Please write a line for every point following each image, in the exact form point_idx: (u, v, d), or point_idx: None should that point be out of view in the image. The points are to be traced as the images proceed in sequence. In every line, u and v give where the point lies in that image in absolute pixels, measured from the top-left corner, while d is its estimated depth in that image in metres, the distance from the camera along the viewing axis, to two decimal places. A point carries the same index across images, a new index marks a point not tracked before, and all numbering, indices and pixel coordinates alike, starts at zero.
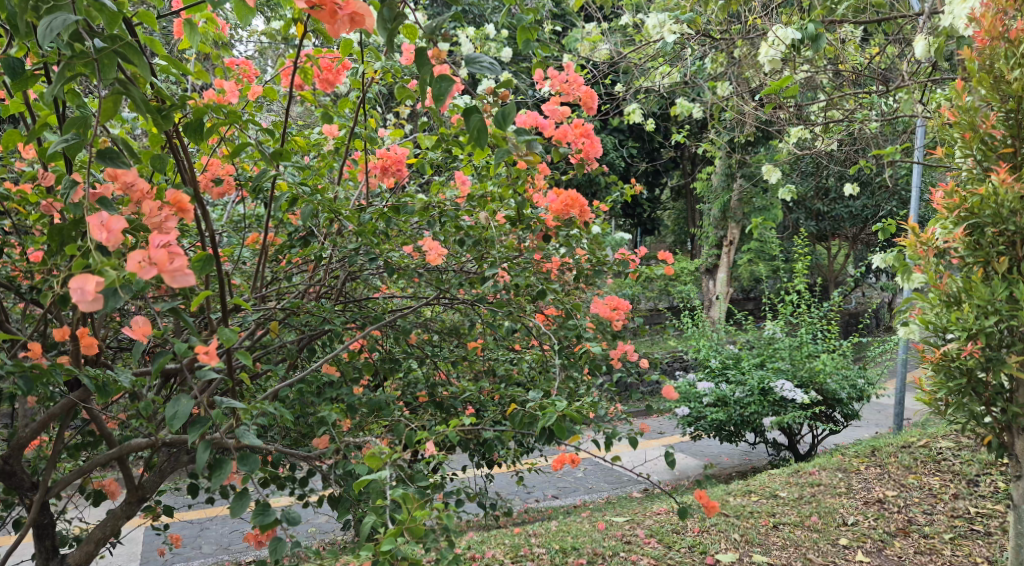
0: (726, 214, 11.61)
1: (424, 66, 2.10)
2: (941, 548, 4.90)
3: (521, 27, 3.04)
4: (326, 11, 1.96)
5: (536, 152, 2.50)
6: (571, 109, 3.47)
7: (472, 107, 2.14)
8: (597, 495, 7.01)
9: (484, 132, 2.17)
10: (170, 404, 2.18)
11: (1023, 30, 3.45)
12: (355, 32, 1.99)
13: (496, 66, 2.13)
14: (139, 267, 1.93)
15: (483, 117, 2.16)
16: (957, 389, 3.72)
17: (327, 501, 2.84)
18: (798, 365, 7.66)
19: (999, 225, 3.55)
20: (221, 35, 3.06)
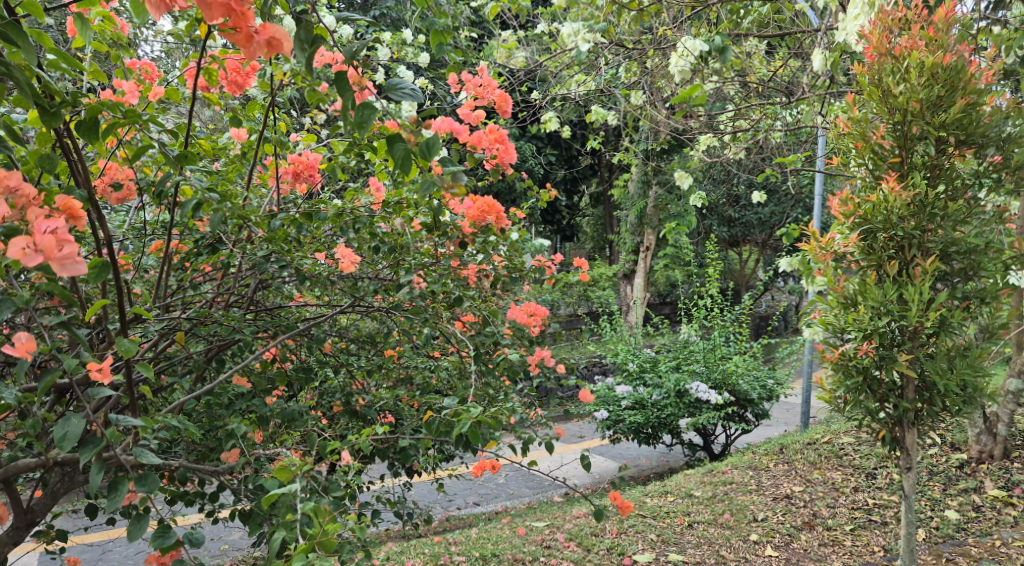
0: (642, 221, 11.89)
1: (348, 91, 2.17)
2: (842, 540, 5.12)
3: (433, 31, 3.09)
4: (242, 36, 2.08)
5: (461, 183, 2.62)
6: (484, 115, 3.48)
7: (396, 136, 2.26)
8: (518, 500, 7.06)
9: (409, 159, 2.28)
10: (59, 425, 2.17)
11: (907, 47, 3.66)
12: (272, 54, 2.10)
13: (416, 93, 2.26)
14: (23, 254, 1.98)
15: (407, 145, 2.28)
16: (855, 387, 3.89)
17: (237, 517, 2.80)
18: (712, 367, 7.88)
19: (889, 230, 3.74)
20: (119, 34, 3.00)
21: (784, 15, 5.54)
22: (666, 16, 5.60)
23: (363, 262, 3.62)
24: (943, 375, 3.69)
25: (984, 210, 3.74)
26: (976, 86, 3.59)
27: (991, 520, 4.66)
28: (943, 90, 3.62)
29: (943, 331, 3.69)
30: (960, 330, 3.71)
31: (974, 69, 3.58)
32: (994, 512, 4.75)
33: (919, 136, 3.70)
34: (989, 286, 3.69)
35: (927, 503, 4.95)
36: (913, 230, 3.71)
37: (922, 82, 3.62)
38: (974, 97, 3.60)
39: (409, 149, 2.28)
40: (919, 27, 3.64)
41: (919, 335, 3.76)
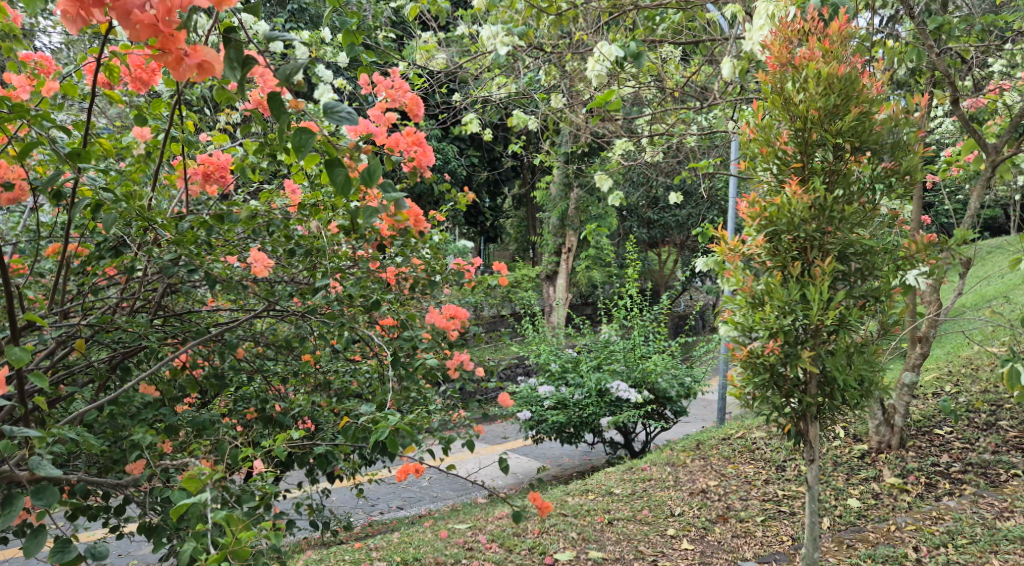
0: (564, 223, 12.01)
1: (284, 114, 2.25)
2: (754, 530, 5.30)
3: (346, 31, 3.08)
4: (173, 58, 2.14)
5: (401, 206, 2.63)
6: (398, 116, 3.52)
7: (335, 162, 2.35)
8: (442, 503, 7.08)
9: (349, 183, 2.38)
10: None
11: (805, 57, 3.83)
12: (203, 77, 2.16)
13: (352, 116, 2.40)
14: None
15: (346, 170, 2.37)
16: (762, 384, 4.03)
17: (141, 531, 2.74)
18: (632, 366, 8.03)
19: (792, 232, 3.88)
20: (11, 27, 2.88)
21: (697, 23, 5.70)
22: (584, 23, 5.69)
23: (277, 266, 3.58)
24: (842, 371, 3.86)
25: (878, 214, 3.93)
26: (868, 96, 3.79)
27: (888, 506, 4.90)
28: (839, 99, 3.80)
29: (842, 328, 3.87)
30: (858, 327, 3.89)
31: (865, 80, 3.78)
32: (891, 499, 4.99)
33: (818, 143, 3.86)
34: (882, 285, 3.90)
35: (830, 492, 5.16)
36: (814, 232, 3.85)
37: (820, 91, 3.79)
38: (866, 106, 3.79)
39: (348, 173, 2.38)
40: (817, 39, 3.81)
41: (820, 333, 3.93)
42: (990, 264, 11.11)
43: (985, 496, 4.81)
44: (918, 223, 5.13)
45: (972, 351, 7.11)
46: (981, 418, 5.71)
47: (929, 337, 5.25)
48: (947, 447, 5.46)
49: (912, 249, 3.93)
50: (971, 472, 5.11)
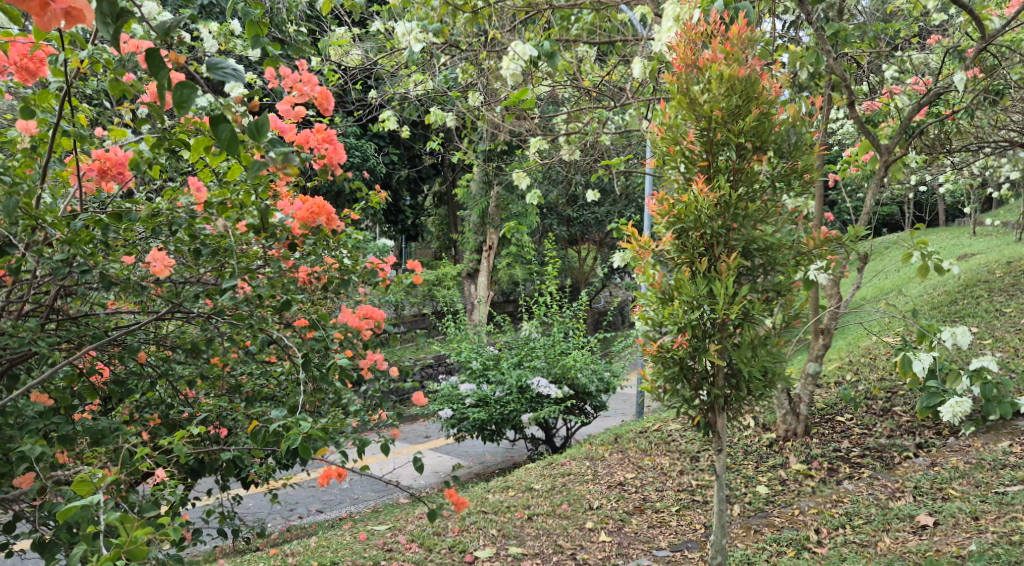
0: (485, 220, 12.00)
1: (161, 70, 2.16)
2: (669, 520, 5.42)
3: (248, 22, 3.01)
4: (36, 3, 1.92)
5: (293, 163, 2.52)
6: (306, 110, 3.45)
7: (219, 117, 2.23)
8: (363, 505, 7.01)
9: (235, 140, 2.25)
10: None
11: (709, 60, 3.94)
12: (72, 25, 1.95)
13: (235, 71, 2.49)
14: None
15: (232, 126, 2.25)
16: (672, 377, 4.13)
17: (31, 547, 2.58)
18: (552, 362, 8.11)
19: (699, 229, 3.97)
20: None
21: (612, 23, 5.75)
22: (499, 21, 5.71)
23: (182, 266, 3.45)
24: (746, 362, 3.99)
25: (778, 211, 4.05)
26: (767, 98, 3.92)
27: (794, 492, 5.08)
28: (741, 100, 3.92)
29: (746, 322, 3.99)
30: (761, 320, 4.02)
31: (765, 83, 3.92)
32: (797, 484, 5.17)
33: (722, 142, 3.96)
34: (783, 279, 4.03)
35: (740, 480, 5.32)
36: (719, 228, 3.96)
37: (723, 92, 3.89)
38: (766, 107, 3.93)
39: (234, 130, 2.26)
40: (720, 41, 3.91)
41: (726, 326, 4.03)
42: (889, 259, 11.61)
43: (881, 478, 5.02)
44: (819, 219, 5.32)
45: (871, 341, 7.41)
46: (878, 404, 5.95)
47: (830, 329, 5.46)
48: (848, 433, 5.68)
49: (810, 245, 4.04)
50: (869, 456, 5.33)
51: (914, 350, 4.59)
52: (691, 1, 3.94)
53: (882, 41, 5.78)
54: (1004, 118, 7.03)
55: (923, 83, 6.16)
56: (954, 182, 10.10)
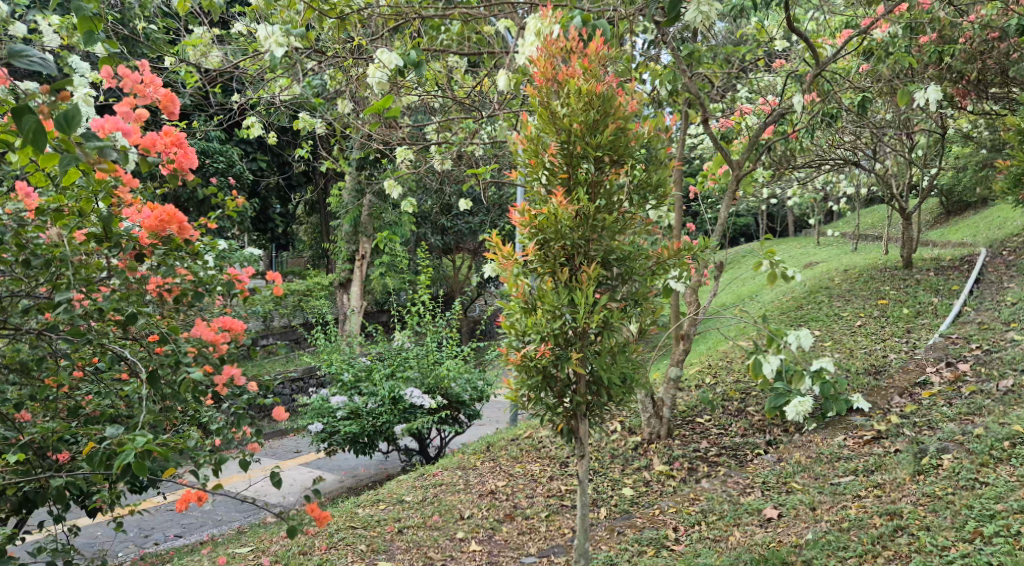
0: (357, 229, 11.80)
1: None
2: (538, 526, 5.49)
3: (81, 18, 2.88)
4: None
5: (107, 157, 2.66)
6: (149, 113, 3.34)
7: (24, 110, 2.42)
8: (226, 526, 6.75)
9: (40, 131, 2.44)
10: None
11: (568, 74, 4.03)
12: None
13: (45, 62, 2.44)
14: None
15: (37, 118, 2.44)
16: (536, 385, 4.14)
17: None
18: (425, 372, 8.04)
19: (560, 240, 4.05)
20: None
21: (481, 35, 5.77)
22: (365, 29, 5.64)
23: (8, 279, 3.23)
24: (606, 369, 4.10)
25: (636, 222, 4.19)
26: (623, 113, 4.05)
27: (656, 492, 5.25)
28: (598, 115, 4.03)
29: (606, 331, 4.09)
30: (620, 328, 4.13)
31: (621, 98, 4.04)
32: (659, 485, 5.34)
33: (582, 155, 4.06)
34: (641, 288, 4.18)
35: (607, 483, 5.45)
36: (579, 239, 4.06)
37: (581, 107, 4.00)
38: (623, 122, 4.05)
39: (41, 121, 2.45)
40: (576, 56, 4.01)
41: (587, 334, 4.12)
42: (743, 266, 12.20)
43: (734, 475, 5.26)
44: (679, 229, 5.51)
45: (728, 346, 7.76)
46: (733, 405, 6.23)
47: (689, 335, 5.71)
48: (706, 433, 5.91)
49: (665, 255, 4.22)
50: (725, 454, 5.57)
51: (764, 353, 4.87)
52: (551, 16, 4.02)
53: (733, 62, 6.08)
54: (840, 137, 7.54)
55: (770, 103, 6.52)
56: (799, 196, 10.74)
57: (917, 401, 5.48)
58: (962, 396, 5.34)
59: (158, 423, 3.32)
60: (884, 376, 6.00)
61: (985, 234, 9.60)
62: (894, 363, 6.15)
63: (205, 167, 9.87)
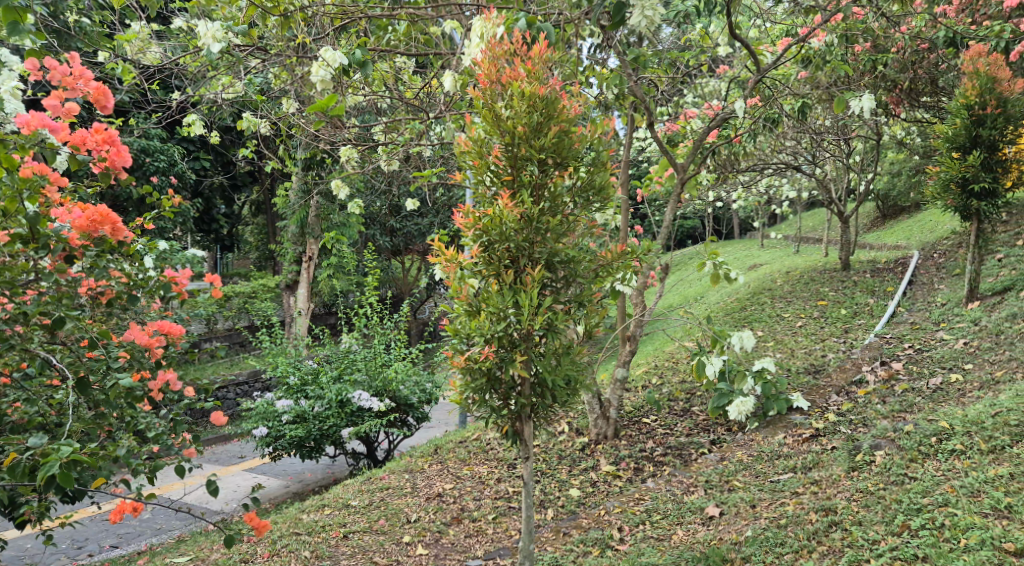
0: (304, 230, 11.64)
1: None
2: (485, 528, 5.49)
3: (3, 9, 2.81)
4: None
5: None
6: (78, 106, 3.28)
7: None
8: (166, 535, 6.62)
9: None
10: None
11: (511, 76, 4.05)
12: None
13: None
14: None
15: None
16: (480, 387, 4.14)
17: None
18: (373, 375, 7.97)
19: (504, 242, 4.06)
20: None
21: (428, 36, 5.74)
22: (310, 27, 5.56)
23: None
24: (551, 371, 4.14)
25: (580, 225, 4.22)
26: (567, 116, 4.08)
27: (603, 492, 5.29)
28: (541, 117, 4.05)
29: (550, 333, 4.11)
30: (564, 330, 4.16)
31: (564, 101, 4.07)
32: (606, 485, 5.39)
33: (526, 158, 4.07)
34: (584, 291, 4.22)
35: (554, 484, 5.47)
36: (522, 242, 4.07)
37: (525, 109, 4.02)
38: (565, 125, 4.08)
39: None
40: (519, 58, 4.03)
41: (531, 337, 4.14)
42: (688, 268, 12.37)
43: (678, 474, 5.33)
44: (625, 231, 5.55)
45: (674, 347, 7.86)
46: (679, 405, 6.31)
47: (636, 336, 5.77)
48: (652, 433, 5.97)
49: (609, 258, 4.26)
50: (670, 454, 5.63)
51: (707, 355, 4.95)
52: (494, 18, 4.05)
53: (678, 66, 6.16)
54: (782, 141, 7.69)
55: (714, 108, 6.63)
56: (744, 199, 10.92)
57: (854, 399, 5.63)
58: (895, 394, 5.48)
59: (90, 432, 3.33)
60: (822, 375, 6.14)
61: (919, 236, 9.89)
62: (832, 362, 6.29)
63: (146, 166, 9.63)
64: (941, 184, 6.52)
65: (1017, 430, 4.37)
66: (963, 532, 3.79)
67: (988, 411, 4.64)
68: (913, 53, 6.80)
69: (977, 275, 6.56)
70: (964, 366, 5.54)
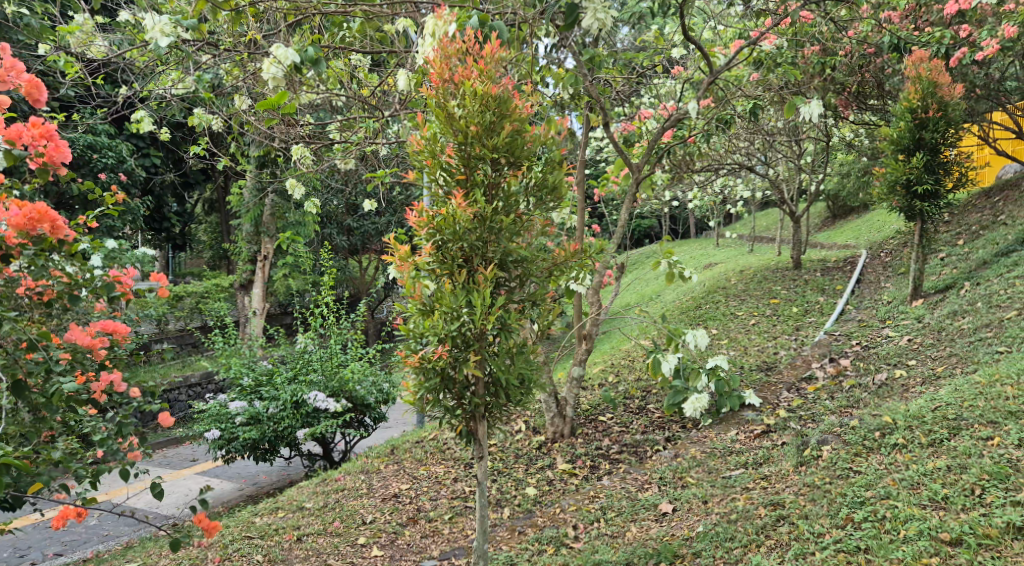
0: (258, 229, 11.49)
1: None
2: (441, 528, 5.47)
3: None
4: None
5: None
6: (13, 99, 3.24)
7: None
8: (113, 542, 6.50)
9: None
10: None
11: (464, 75, 4.04)
12: None
13: None
14: None
15: None
16: (433, 387, 4.13)
17: None
18: (329, 376, 7.89)
19: (457, 242, 4.06)
20: None
21: (381, 34, 5.70)
22: (262, 24, 5.49)
23: None
24: (505, 370, 4.14)
25: (533, 224, 4.23)
26: (520, 115, 4.09)
27: (559, 491, 5.31)
28: (494, 117, 4.06)
29: (504, 332, 4.12)
30: (518, 329, 4.17)
31: (517, 101, 4.08)
32: (562, 484, 5.40)
33: (479, 157, 4.07)
34: (538, 290, 4.24)
35: (511, 483, 5.48)
36: (476, 241, 4.07)
37: (477, 108, 4.02)
38: (518, 124, 4.09)
39: None
40: (472, 57, 4.03)
41: (485, 336, 4.13)
42: (645, 267, 12.45)
43: (633, 472, 5.37)
44: (581, 230, 5.58)
45: (630, 345, 7.92)
46: (634, 403, 6.36)
47: (592, 334, 5.80)
48: (608, 431, 6.00)
49: (562, 258, 4.29)
50: (625, 451, 5.68)
51: (662, 352, 4.98)
52: (445, 17, 4.04)
53: (632, 68, 6.21)
54: (736, 141, 7.78)
55: (669, 109, 6.68)
56: (700, 199, 11.04)
57: (804, 396, 5.72)
58: (843, 390, 5.59)
59: (29, 436, 3.27)
60: (773, 372, 6.23)
61: (868, 236, 10.08)
62: (783, 359, 6.40)
63: (93, 163, 9.45)
64: (888, 184, 6.64)
65: (955, 423, 4.49)
66: (903, 523, 3.90)
67: (928, 405, 4.74)
68: (861, 57, 6.93)
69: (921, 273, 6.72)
70: (907, 362, 5.66)
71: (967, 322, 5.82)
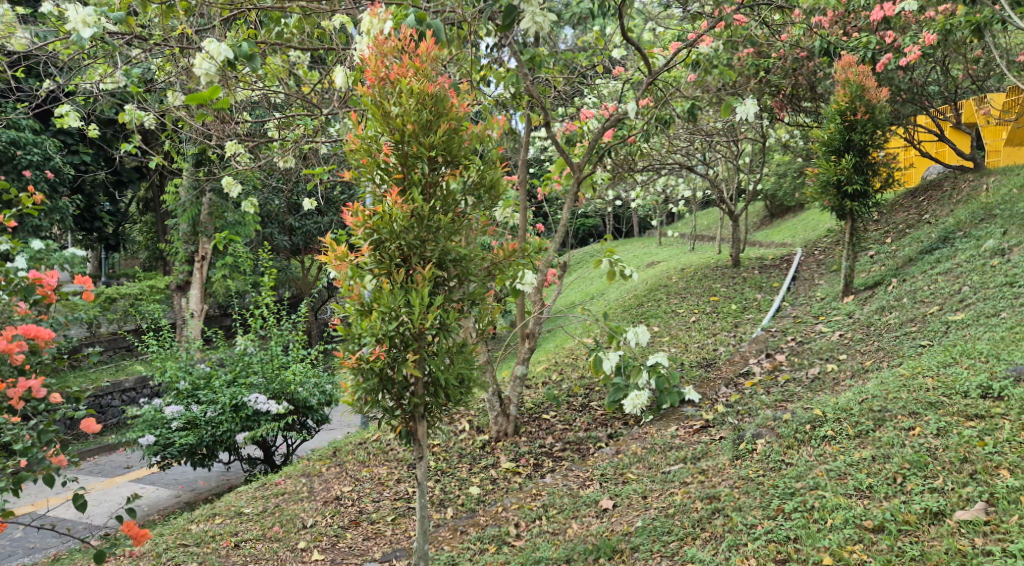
0: (195, 229, 11.25)
1: None
2: (383, 530, 5.43)
3: None
4: None
5: None
6: None
7: None
8: (40, 555, 6.32)
9: None
10: None
11: (400, 73, 4.02)
12: None
13: None
14: None
15: None
16: (371, 388, 4.09)
17: None
18: (270, 378, 7.77)
19: (395, 241, 4.04)
20: None
21: (318, 31, 5.63)
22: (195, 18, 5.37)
23: None
24: (444, 369, 4.14)
25: (470, 223, 4.23)
26: (456, 114, 4.09)
27: (501, 490, 5.31)
28: (430, 115, 4.05)
29: (442, 331, 4.11)
30: (456, 329, 4.16)
31: (453, 99, 4.07)
32: (505, 482, 5.41)
33: (416, 156, 4.05)
34: (477, 288, 4.23)
35: (454, 483, 5.47)
36: (413, 241, 4.06)
37: (414, 107, 4.00)
38: (455, 123, 4.08)
39: None
40: (408, 55, 4.01)
41: (423, 336, 4.11)
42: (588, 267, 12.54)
43: (575, 469, 5.41)
44: (522, 229, 5.59)
45: (574, 343, 7.96)
46: (577, 401, 6.39)
47: (534, 333, 5.81)
48: (551, 429, 6.02)
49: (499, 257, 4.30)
50: (568, 449, 5.71)
51: (604, 351, 4.99)
52: (380, 14, 4.02)
53: (572, 67, 6.23)
54: (675, 141, 7.88)
55: (609, 109, 6.74)
56: (642, 198, 11.16)
57: (741, 391, 5.82)
58: (778, 384, 5.71)
59: None
60: (712, 368, 6.32)
61: (804, 234, 10.30)
62: (722, 356, 6.50)
63: (17, 160, 9.17)
64: (820, 184, 6.79)
65: (880, 415, 4.61)
66: (830, 512, 4.00)
67: (856, 398, 4.85)
68: (794, 59, 7.08)
69: (853, 271, 6.89)
70: (839, 356, 5.80)
71: (894, 317, 5.99)
